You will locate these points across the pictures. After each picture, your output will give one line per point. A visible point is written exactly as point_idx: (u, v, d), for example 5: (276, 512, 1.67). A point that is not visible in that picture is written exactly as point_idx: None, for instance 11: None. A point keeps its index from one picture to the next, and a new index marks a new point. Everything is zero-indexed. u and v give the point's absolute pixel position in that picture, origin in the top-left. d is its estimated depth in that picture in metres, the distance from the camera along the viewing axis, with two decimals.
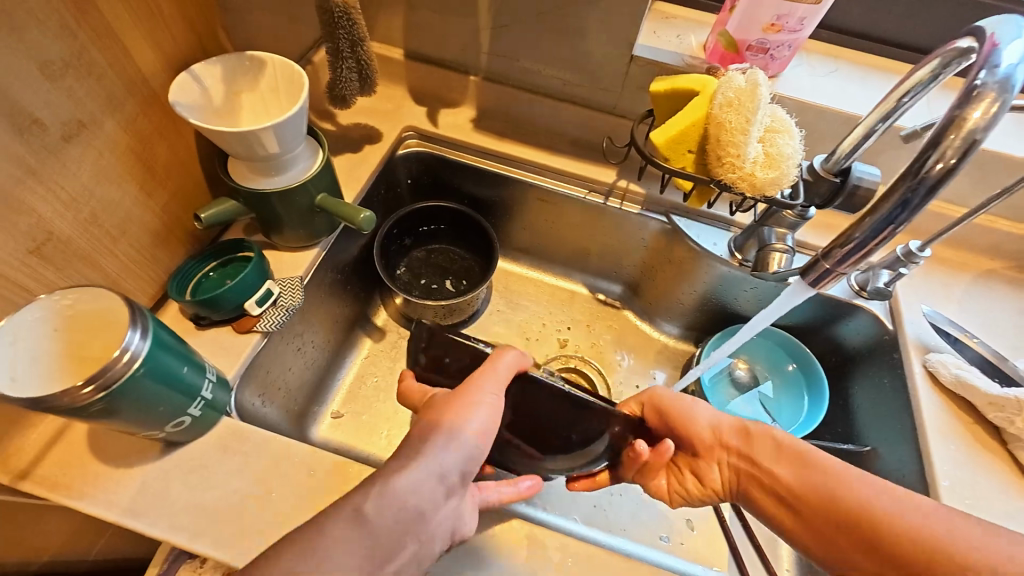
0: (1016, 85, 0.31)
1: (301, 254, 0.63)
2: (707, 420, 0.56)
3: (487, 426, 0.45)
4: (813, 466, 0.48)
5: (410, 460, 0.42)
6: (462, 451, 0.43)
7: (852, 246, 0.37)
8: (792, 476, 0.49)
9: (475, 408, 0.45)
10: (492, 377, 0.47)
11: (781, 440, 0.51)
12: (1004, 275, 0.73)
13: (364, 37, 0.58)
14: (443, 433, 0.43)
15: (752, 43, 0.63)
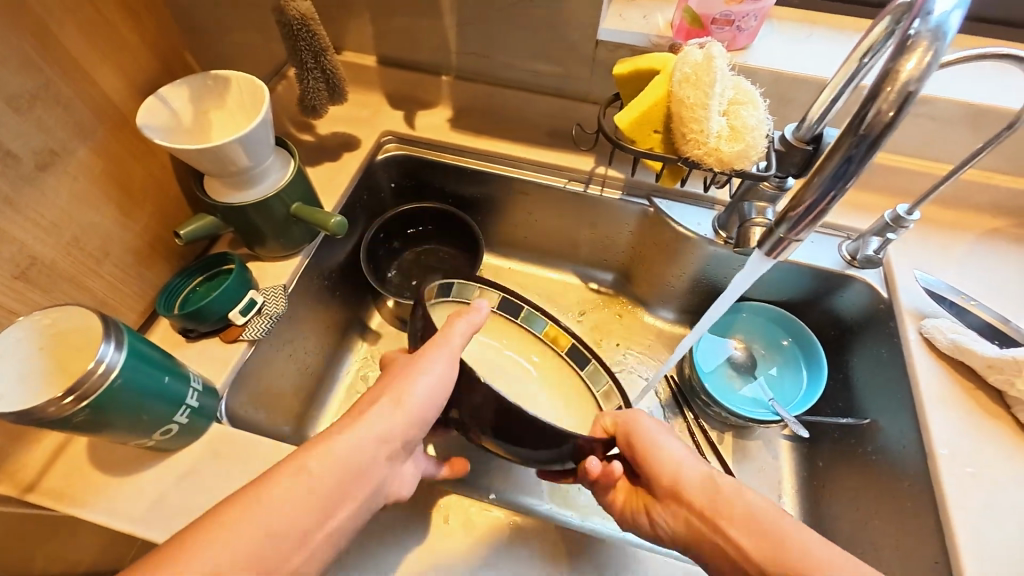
0: (949, 33, 0.30)
1: (284, 263, 0.65)
2: (674, 461, 0.51)
3: (434, 396, 0.48)
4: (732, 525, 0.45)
5: (355, 422, 0.45)
6: (405, 419, 0.47)
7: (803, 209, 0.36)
8: (733, 531, 0.45)
9: (427, 372, 0.48)
10: (449, 343, 0.49)
11: (732, 503, 0.46)
12: (1009, 233, 0.69)
13: (326, 47, 0.59)
14: (393, 398, 0.47)
15: (716, 16, 0.62)
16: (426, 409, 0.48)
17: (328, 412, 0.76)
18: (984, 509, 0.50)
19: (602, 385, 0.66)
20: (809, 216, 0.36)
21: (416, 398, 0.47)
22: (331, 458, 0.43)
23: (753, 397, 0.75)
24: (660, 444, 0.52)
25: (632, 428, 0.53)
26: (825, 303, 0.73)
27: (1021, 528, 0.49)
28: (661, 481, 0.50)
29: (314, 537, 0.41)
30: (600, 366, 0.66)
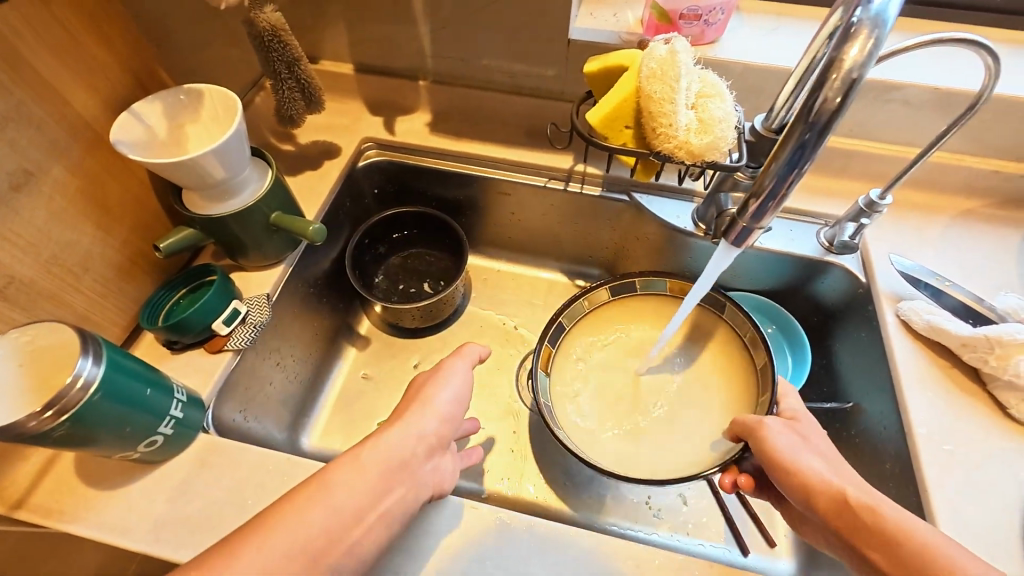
0: (889, 21, 0.31)
1: (267, 272, 0.66)
2: (817, 477, 0.45)
3: (459, 400, 0.53)
4: (880, 542, 0.39)
5: (391, 423, 0.49)
6: (437, 418, 0.51)
7: (764, 196, 0.37)
8: (869, 546, 0.39)
9: (447, 381, 0.53)
10: (460, 361, 0.55)
11: (877, 512, 0.40)
12: (982, 213, 0.70)
13: (299, 57, 0.60)
14: (422, 403, 0.51)
15: (684, 11, 0.63)
16: (454, 410, 0.52)
17: (320, 419, 0.77)
18: (962, 486, 0.51)
19: (748, 334, 0.63)
20: (769, 202, 0.37)
21: (444, 400, 0.52)
22: (379, 449, 0.46)
23: None
24: (790, 450, 0.48)
25: (762, 433, 0.51)
26: (807, 289, 0.73)
27: (1000, 503, 0.50)
28: (798, 496, 0.46)
29: (365, 521, 0.43)
30: (744, 313, 0.64)
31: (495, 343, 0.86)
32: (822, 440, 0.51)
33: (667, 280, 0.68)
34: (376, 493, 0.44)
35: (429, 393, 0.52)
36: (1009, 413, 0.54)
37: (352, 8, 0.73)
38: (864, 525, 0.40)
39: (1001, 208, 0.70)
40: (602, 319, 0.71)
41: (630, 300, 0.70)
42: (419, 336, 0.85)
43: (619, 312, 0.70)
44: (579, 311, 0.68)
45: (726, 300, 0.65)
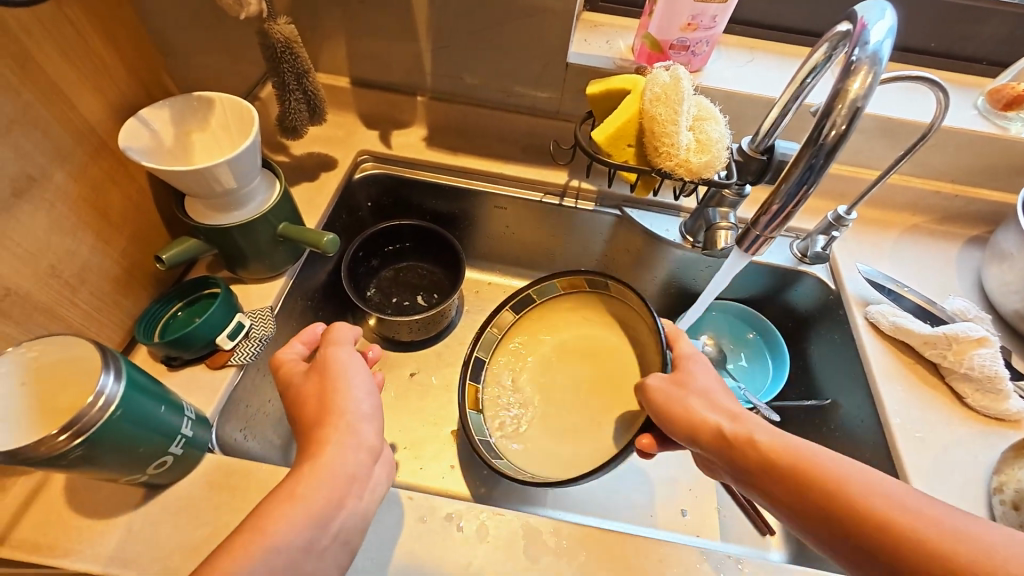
0: (883, 58, 0.36)
1: (268, 285, 0.64)
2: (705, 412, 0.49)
3: (370, 393, 0.47)
4: (808, 474, 0.40)
5: (323, 442, 0.43)
6: (362, 419, 0.46)
7: (776, 211, 0.41)
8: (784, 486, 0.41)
9: (352, 377, 0.47)
10: (342, 351, 0.50)
11: (777, 444, 0.43)
12: (925, 228, 0.80)
13: (308, 69, 0.60)
14: (335, 414, 0.45)
15: (674, 42, 0.69)
16: (372, 412, 0.47)
17: None
18: (938, 467, 0.57)
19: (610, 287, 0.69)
20: (781, 216, 0.42)
21: (359, 397, 0.46)
22: (319, 474, 0.42)
23: None
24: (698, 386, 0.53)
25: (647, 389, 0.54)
26: (782, 297, 0.80)
27: (967, 479, 0.56)
28: (689, 440, 0.49)
29: (319, 550, 0.40)
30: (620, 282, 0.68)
31: None
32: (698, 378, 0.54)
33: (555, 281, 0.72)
34: (322, 516, 0.41)
35: (325, 393, 0.46)
36: (965, 401, 0.61)
37: (354, 23, 0.73)
38: (786, 469, 0.42)
39: (940, 223, 0.80)
40: (512, 341, 0.74)
41: (542, 310, 0.74)
42: (413, 348, 0.86)
43: (530, 326, 0.74)
44: (491, 339, 0.72)
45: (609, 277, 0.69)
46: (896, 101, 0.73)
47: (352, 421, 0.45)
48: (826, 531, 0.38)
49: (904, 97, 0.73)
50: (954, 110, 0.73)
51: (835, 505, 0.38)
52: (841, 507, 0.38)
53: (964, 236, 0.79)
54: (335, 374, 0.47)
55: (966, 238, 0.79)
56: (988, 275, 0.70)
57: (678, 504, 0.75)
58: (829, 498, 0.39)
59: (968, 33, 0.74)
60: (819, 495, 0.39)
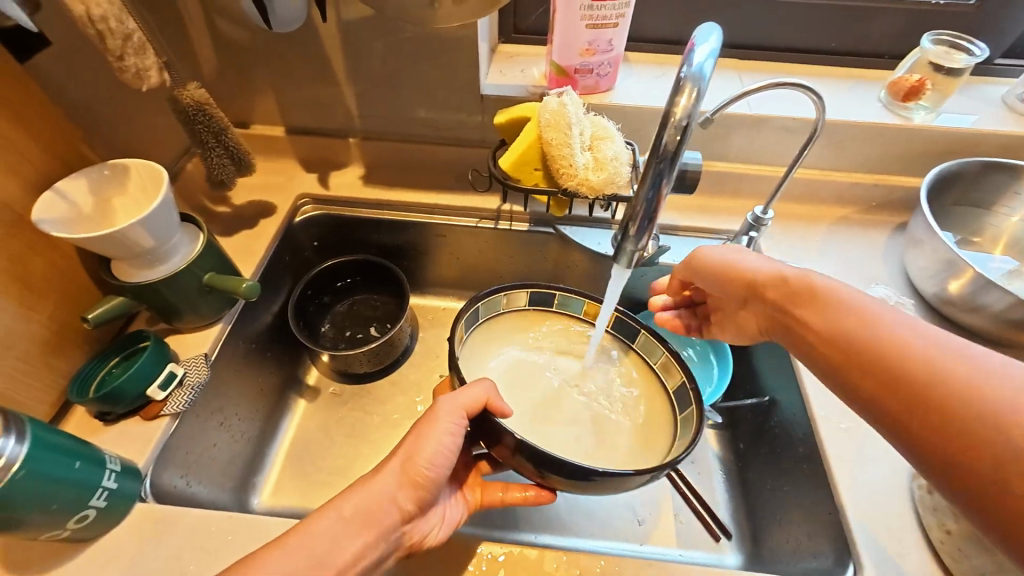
0: (707, 75, 0.39)
1: (205, 333, 0.67)
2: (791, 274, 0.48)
3: (450, 450, 0.50)
4: (911, 367, 0.37)
5: (377, 470, 0.49)
6: (415, 478, 0.49)
7: (639, 215, 0.45)
8: (888, 402, 0.38)
9: (434, 435, 0.50)
10: (450, 407, 0.50)
11: (902, 348, 0.38)
12: (854, 219, 0.81)
13: (225, 126, 0.64)
14: (405, 454, 0.50)
15: (577, 66, 0.72)
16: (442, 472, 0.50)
17: (268, 478, 0.75)
18: (860, 459, 0.60)
19: (660, 357, 0.61)
20: (645, 220, 0.45)
21: (428, 457, 0.49)
22: (345, 499, 0.47)
23: None
24: (752, 263, 0.52)
25: (705, 256, 0.56)
26: None
27: (890, 467, 0.59)
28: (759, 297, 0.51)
29: None
30: (654, 337, 0.62)
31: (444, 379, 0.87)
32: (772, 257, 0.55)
33: (583, 303, 0.65)
34: None
35: (414, 446, 0.50)
36: None
37: (279, 77, 0.78)
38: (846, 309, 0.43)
39: (868, 213, 0.81)
40: (510, 328, 0.66)
41: (541, 313, 0.66)
42: (367, 380, 0.86)
43: (527, 321, 0.66)
44: (498, 306, 0.63)
45: (640, 325, 0.63)
46: (781, 101, 0.76)
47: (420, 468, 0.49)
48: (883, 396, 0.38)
49: (785, 96, 0.77)
50: (860, 104, 0.76)
51: (887, 378, 0.38)
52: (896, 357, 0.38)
53: (892, 224, 0.80)
54: (427, 426, 0.50)
55: (893, 225, 0.80)
56: (907, 260, 0.71)
57: (633, 513, 0.74)
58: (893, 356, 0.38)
59: (865, 30, 0.77)
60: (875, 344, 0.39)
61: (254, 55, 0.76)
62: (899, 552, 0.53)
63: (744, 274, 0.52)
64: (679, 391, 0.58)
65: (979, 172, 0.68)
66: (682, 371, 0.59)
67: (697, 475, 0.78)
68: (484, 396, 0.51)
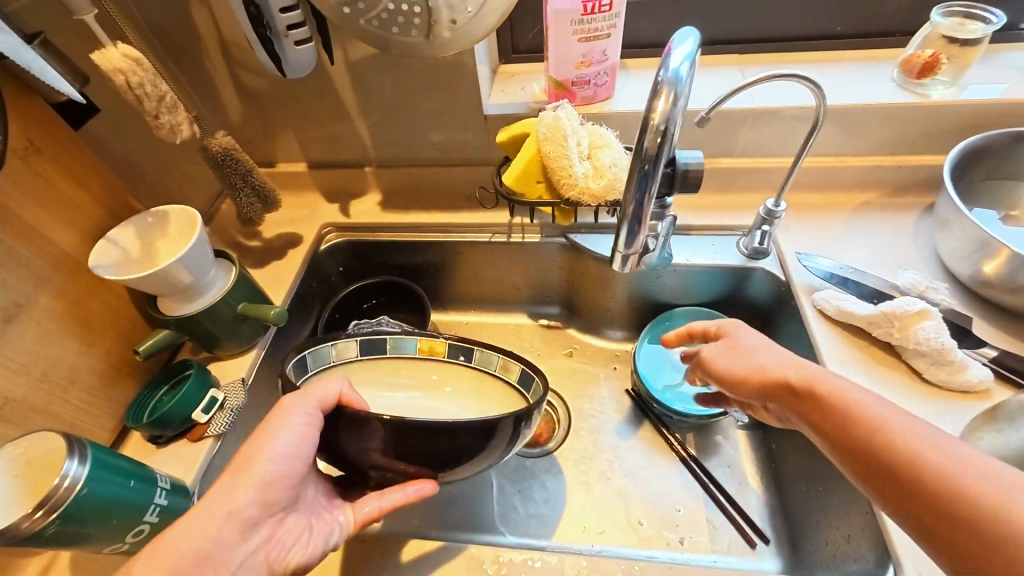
0: (683, 79, 0.41)
1: (242, 359, 0.72)
2: (762, 371, 0.47)
3: (298, 448, 0.48)
4: (949, 506, 0.35)
5: None
6: (256, 483, 0.47)
7: (629, 213, 0.47)
8: (913, 517, 0.37)
9: (280, 435, 0.48)
10: (299, 405, 0.48)
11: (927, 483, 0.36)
12: (877, 203, 0.78)
13: (250, 168, 0.70)
14: (246, 464, 0.47)
15: (573, 79, 0.74)
16: (284, 477, 0.48)
17: None
18: None
19: (497, 363, 0.64)
20: (635, 218, 0.48)
21: (270, 459, 0.47)
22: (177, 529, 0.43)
23: (699, 395, 0.79)
24: (737, 354, 0.50)
25: (704, 358, 0.53)
26: (740, 294, 0.79)
27: None
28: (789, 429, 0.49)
29: None
30: (485, 348, 0.64)
31: None
32: (746, 332, 0.52)
33: (414, 341, 0.66)
34: None
35: (245, 459, 0.47)
36: (924, 378, 0.59)
37: (297, 118, 0.84)
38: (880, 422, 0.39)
39: (892, 196, 0.78)
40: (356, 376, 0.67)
41: (376, 358, 0.67)
42: None
43: (362, 368, 0.67)
44: (325, 356, 0.64)
45: (469, 349, 0.64)
46: (786, 92, 0.75)
47: (256, 473, 0.47)
48: (924, 525, 0.36)
49: (790, 86, 0.76)
50: (872, 85, 0.73)
51: (924, 508, 0.36)
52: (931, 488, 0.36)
53: (920, 206, 0.77)
54: (266, 428, 0.48)
55: (921, 207, 0.76)
56: (938, 244, 0.67)
57: (593, 522, 0.72)
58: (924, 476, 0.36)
59: (870, 10, 0.76)
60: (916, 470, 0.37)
61: (275, 100, 0.82)
62: None
63: (731, 369, 0.50)
64: (522, 377, 0.62)
65: (1007, 144, 0.65)
66: (518, 364, 0.62)
67: (729, 479, 0.75)
68: (337, 391, 0.50)
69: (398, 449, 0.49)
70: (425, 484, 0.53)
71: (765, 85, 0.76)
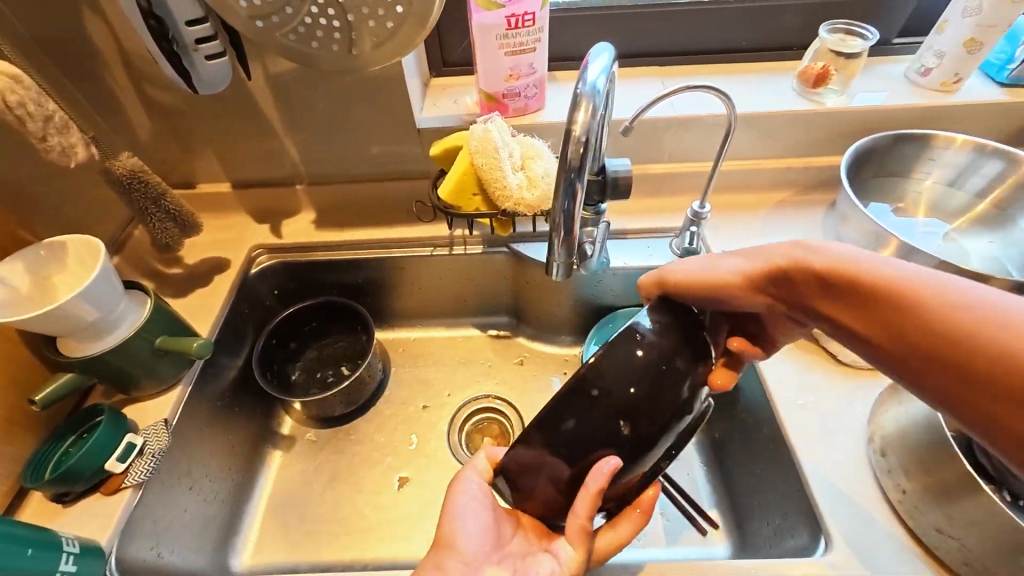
0: (600, 91, 0.43)
1: (165, 398, 0.66)
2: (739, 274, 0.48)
3: (482, 521, 0.51)
4: (939, 330, 0.36)
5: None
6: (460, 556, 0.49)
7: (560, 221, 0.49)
8: (914, 358, 0.38)
9: (459, 509, 0.52)
10: (460, 480, 0.54)
11: (917, 314, 0.37)
12: (791, 201, 0.85)
13: (163, 191, 0.65)
14: (445, 544, 0.50)
15: (504, 92, 0.75)
16: (483, 547, 0.50)
17: (249, 536, 0.74)
18: (826, 434, 0.61)
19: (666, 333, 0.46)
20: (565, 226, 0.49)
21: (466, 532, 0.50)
22: None
23: None
24: (706, 267, 0.50)
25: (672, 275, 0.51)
26: None
27: (857, 437, 0.60)
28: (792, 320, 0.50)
29: None
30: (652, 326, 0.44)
31: (422, 409, 0.87)
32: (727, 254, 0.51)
33: None
34: None
35: (440, 538, 0.51)
36: (840, 359, 0.66)
37: (217, 136, 0.80)
38: (875, 277, 0.40)
39: (803, 194, 0.85)
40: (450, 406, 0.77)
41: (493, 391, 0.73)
42: (343, 423, 0.85)
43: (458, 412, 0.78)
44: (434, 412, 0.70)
45: None
46: (703, 100, 0.80)
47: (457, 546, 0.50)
48: (927, 369, 0.37)
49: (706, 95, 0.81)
50: (776, 94, 0.80)
51: (918, 344, 0.38)
52: (941, 332, 0.36)
53: (827, 202, 0.84)
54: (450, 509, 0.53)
55: (828, 203, 0.84)
56: (841, 236, 0.74)
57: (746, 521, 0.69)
58: (924, 324, 0.37)
59: (771, 26, 0.83)
60: (926, 314, 0.37)
61: (191, 117, 0.77)
62: (867, 519, 0.55)
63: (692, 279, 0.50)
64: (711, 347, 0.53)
65: (890, 145, 0.73)
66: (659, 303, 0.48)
67: (679, 472, 0.78)
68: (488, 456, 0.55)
69: (561, 442, 0.42)
70: (609, 458, 0.42)
71: (684, 94, 0.81)
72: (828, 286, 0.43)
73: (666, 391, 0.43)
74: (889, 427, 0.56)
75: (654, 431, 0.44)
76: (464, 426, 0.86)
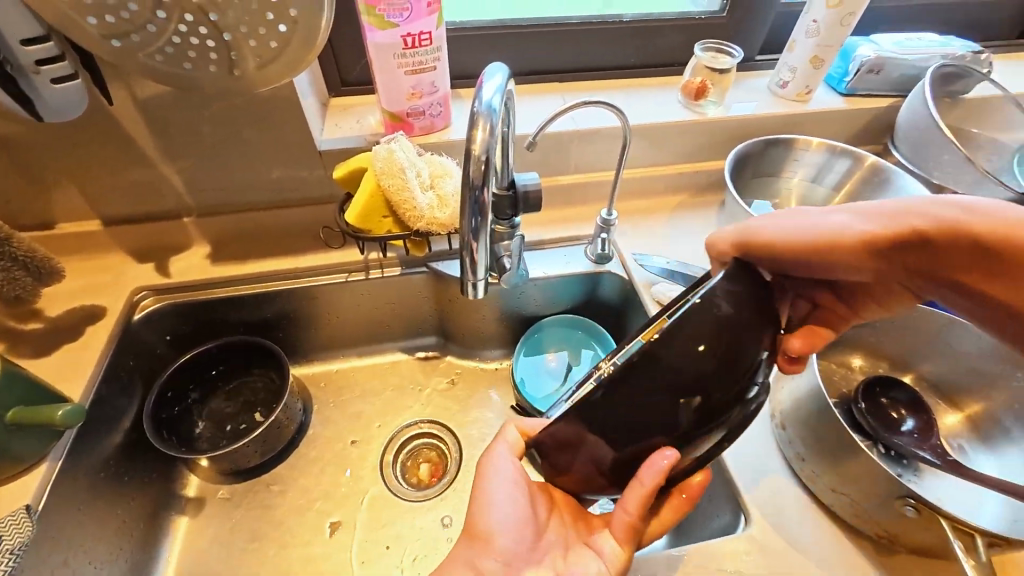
0: (496, 109, 0.44)
1: (26, 479, 0.56)
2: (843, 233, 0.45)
3: (517, 496, 0.50)
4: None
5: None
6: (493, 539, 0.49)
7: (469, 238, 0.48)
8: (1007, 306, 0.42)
9: (492, 485, 0.51)
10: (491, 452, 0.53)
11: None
12: (687, 204, 0.92)
13: (8, 235, 0.55)
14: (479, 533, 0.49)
15: (407, 111, 0.74)
16: (520, 530, 0.49)
17: None
18: None
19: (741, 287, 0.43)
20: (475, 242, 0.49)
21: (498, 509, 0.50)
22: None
23: None
24: (802, 231, 0.46)
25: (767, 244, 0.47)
26: (595, 297, 0.86)
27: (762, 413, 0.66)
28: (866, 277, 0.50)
29: None
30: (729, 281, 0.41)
31: (351, 445, 0.82)
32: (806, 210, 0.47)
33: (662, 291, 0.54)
34: None
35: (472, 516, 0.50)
36: None
37: (77, 167, 0.70)
38: (996, 233, 0.40)
39: (697, 196, 0.93)
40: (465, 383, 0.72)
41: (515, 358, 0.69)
42: (260, 474, 0.78)
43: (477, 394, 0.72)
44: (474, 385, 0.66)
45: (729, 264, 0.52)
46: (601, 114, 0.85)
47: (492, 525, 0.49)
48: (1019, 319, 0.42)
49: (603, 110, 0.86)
50: (664, 107, 0.87)
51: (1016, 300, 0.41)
52: None
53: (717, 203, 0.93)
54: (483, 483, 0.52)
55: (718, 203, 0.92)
56: None
57: None
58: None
59: (655, 45, 0.90)
60: None
61: (40, 148, 0.67)
62: (775, 489, 0.60)
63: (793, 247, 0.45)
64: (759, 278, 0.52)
65: (761, 149, 0.82)
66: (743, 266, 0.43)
67: None
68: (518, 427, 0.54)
69: (611, 428, 0.39)
70: (666, 450, 0.41)
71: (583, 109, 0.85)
72: (936, 245, 0.42)
73: (744, 360, 0.40)
74: (785, 402, 0.62)
75: (724, 404, 0.40)
76: (396, 456, 0.83)
